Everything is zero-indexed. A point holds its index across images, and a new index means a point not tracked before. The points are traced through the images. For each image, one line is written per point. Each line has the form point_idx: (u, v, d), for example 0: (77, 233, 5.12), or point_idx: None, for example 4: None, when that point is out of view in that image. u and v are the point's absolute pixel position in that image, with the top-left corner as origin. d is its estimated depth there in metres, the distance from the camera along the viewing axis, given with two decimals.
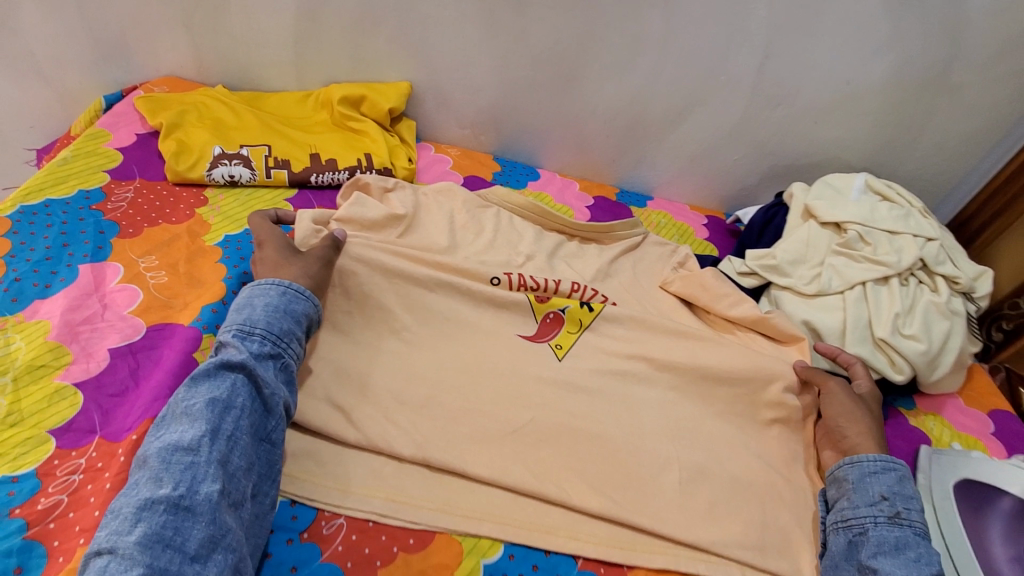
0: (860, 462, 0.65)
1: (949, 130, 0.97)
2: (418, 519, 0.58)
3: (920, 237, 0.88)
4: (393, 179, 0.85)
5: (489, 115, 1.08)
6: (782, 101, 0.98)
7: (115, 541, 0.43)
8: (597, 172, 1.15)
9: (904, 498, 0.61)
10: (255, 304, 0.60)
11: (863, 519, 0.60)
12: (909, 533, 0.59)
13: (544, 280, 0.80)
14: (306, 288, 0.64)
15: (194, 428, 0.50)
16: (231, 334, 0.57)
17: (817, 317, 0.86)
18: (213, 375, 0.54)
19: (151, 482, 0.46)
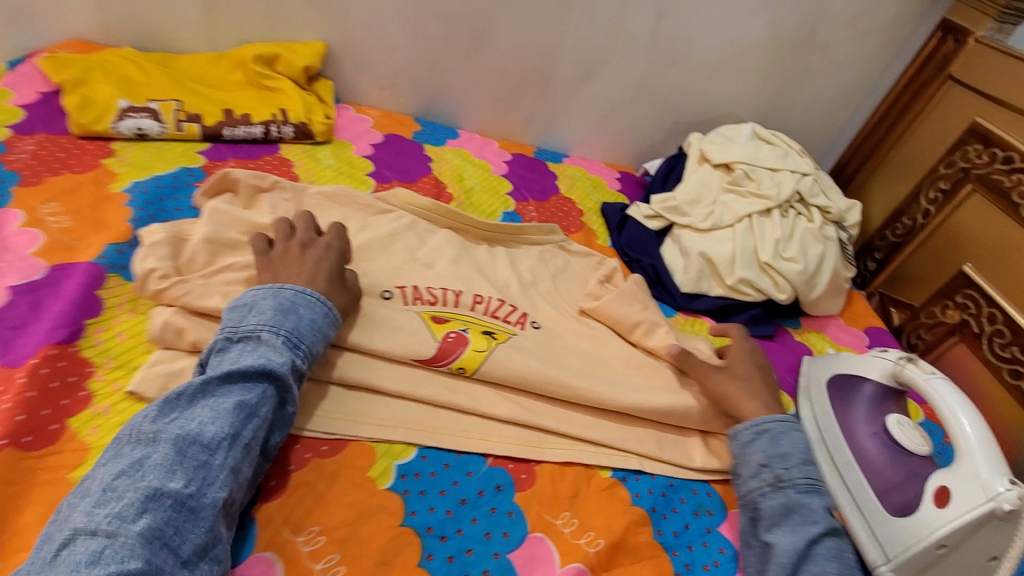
0: (737, 435, 0.63)
1: (823, 86, 1.14)
2: (333, 429, 0.60)
3: (796, 172, 0.98)
4: (269, 178, 0.81)
5: (405, 74, 1.11)
6: (677, 59, 1.09)
7: (115, 526, 0.42)
8: (517, 131, 1.20)
9: (784, 459, 0.59)
10: (301, 314, 0.58)
11: (752, 492, 0.59)
12: (794, 496, 0.57)
13: (443, 293, 0.77)
14: (341, 317, 0.63)
15: (216, 428, 0.49)
16: (276, 340, 0.55)
17: (711, 248, 0.94)
18: (248, 376, 0.52)
19: (163, 473, 0.45)
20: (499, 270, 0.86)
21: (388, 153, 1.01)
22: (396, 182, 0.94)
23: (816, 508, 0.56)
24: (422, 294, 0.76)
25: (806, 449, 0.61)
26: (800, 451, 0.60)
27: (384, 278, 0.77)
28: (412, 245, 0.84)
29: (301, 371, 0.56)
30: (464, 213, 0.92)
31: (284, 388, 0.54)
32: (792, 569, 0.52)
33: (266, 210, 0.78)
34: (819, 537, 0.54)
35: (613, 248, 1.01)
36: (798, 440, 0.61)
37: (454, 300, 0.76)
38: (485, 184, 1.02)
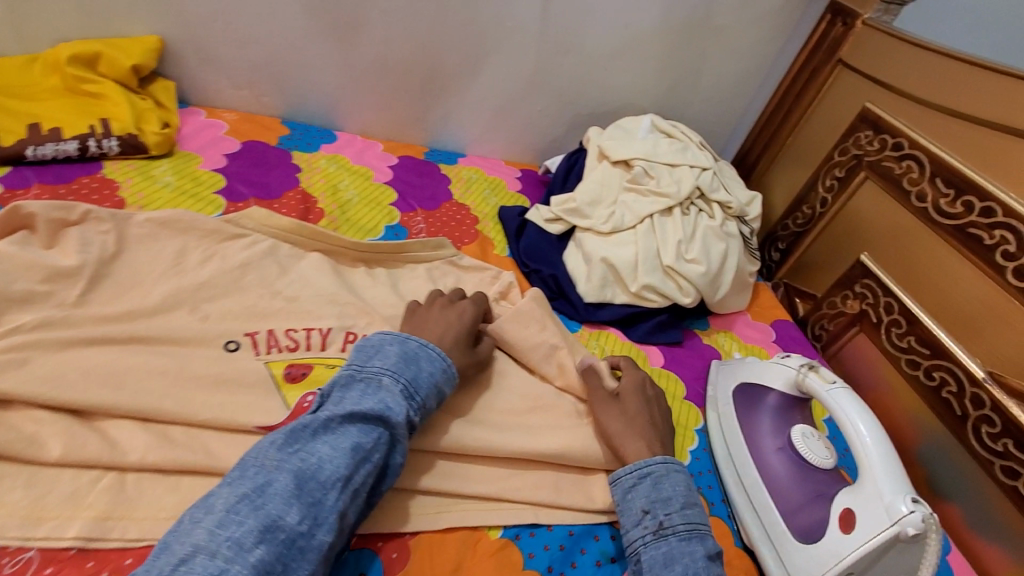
0: (618, 481, 0.59)
1: (720, 72, 1.10)
2: (143, 533, 0.49)
3: (696, 167, 0.93)
4: (79, 209, 0.66)
5: (266, 70, 0.96)
6: (570, 47, 1.02)
7: (234, 553, 0.41)
8: (405, 130, 1.09)
9: (667, 503, 0.55)
10: (422, 367, 0.57)
11: (634, 543, 0.54)
12: (675, 544, 0.53)
13: (304, 335, 0.65)
14: (457, 372, 0.61)
15: (335, 467, 0.48)
16: (395, 388, 0.54)
17: (613, 252, 0.87)
18: (368, 419, 0.51)
19: (284, 503, 0.44)
20: (378, 296, 0.76)
21: (246, 164, 0.87)
22: (252, 200, 0.81)
23: (698, 557, 0.52)
24: (278, 340, 0.64)
25: (688, 490, 0.57)
26: (681, 493, 0.57)
27: (230, 322, 0.65)
28: (271, 274, 0.72)
29: (411, 424, 0.55)
30: (336, 233, 0.80)
31: (394, 437, 0.53)
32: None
33: (74, 249, 0.64)
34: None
35: (512, 257, 0.93)
36: (680, 482, 0.57)
37: (321, 341, 0.66)
38: (364, 195, 0.91)
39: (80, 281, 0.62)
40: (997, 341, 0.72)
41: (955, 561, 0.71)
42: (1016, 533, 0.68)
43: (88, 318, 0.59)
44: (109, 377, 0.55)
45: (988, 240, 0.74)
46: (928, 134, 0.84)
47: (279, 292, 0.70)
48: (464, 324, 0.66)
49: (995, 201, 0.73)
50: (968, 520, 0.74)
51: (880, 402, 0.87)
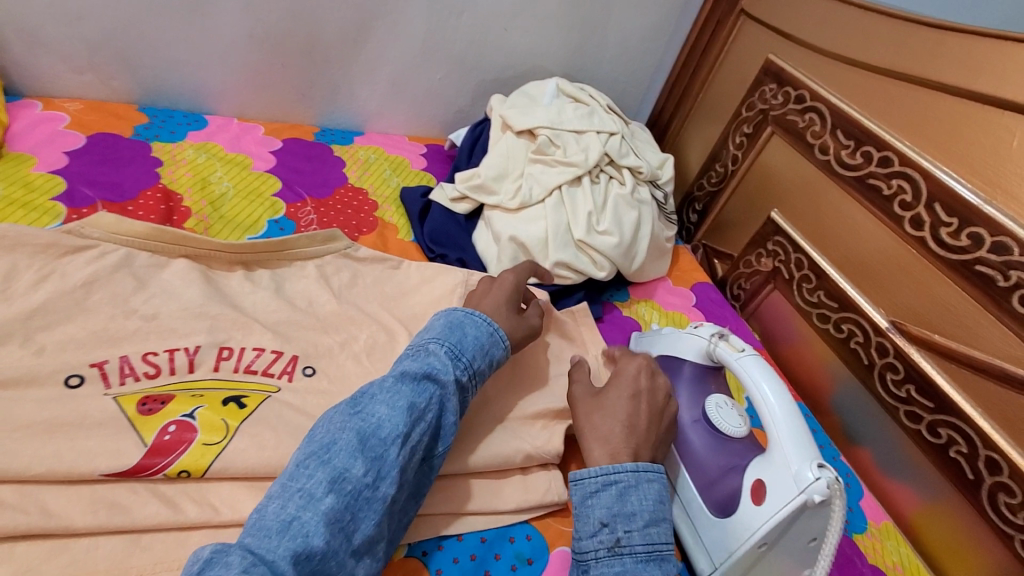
0: (580, 483, 0.54)
1: (627, 29, 1.05)
2: None
3: (602, 132, 0.89)
4: None
5: (111, 50, 0.83)
6: (463, 7, 0.94)
7: (306, 502, 0.42)
8: (292, 111, 0.98)
9: (630, 521, 0.52)
10: (468, 331, 0.57)
11: (585, 555, 0.51)
12: (631, 565, 0.50)
13: (164, 359, 0.58)
14: (507, 336, 0.61)
15: (393, 423, 0.48)
16: (443, 350, 0.54)
17: (522, 229, 0.83)
18: (418, 380, 0.51)
19: (348, 457, 0.45)
20: (260, 303, 0.68)
21: (92, 161, 0.75)
22: (99, 204, 0.70)
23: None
24: (133, 367, 0.56)
25: (658, 507, 0.53)
26: (648, 510, 0.53)
27: (73, 354, 0.55)
28: (125, 291, 0.63)
29: (463, 384, 0.55)
30: (202, 236, 0.71)
31: (447, 395, 0.53)
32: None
33: None
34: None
35: (416, 243, 0.86)
36: (649, 494, 0.54)
37: (187, 364, 0.58)
38: (241, 188, 0.81)
39: None
40: (898, 290, 0.73)
41: (868, 505, 0.73)
42: (921, 475, 0.70)
43: None
44: None
45: (886, 190, 0.73)
46: (827, 84, 0.83)
47: (136, 310, 0.61)
48: (509, 293, 0.66)
49: (892, 150, 0.73)
50: (878, 465, 0.76)
51: (797, 356, 0.88)
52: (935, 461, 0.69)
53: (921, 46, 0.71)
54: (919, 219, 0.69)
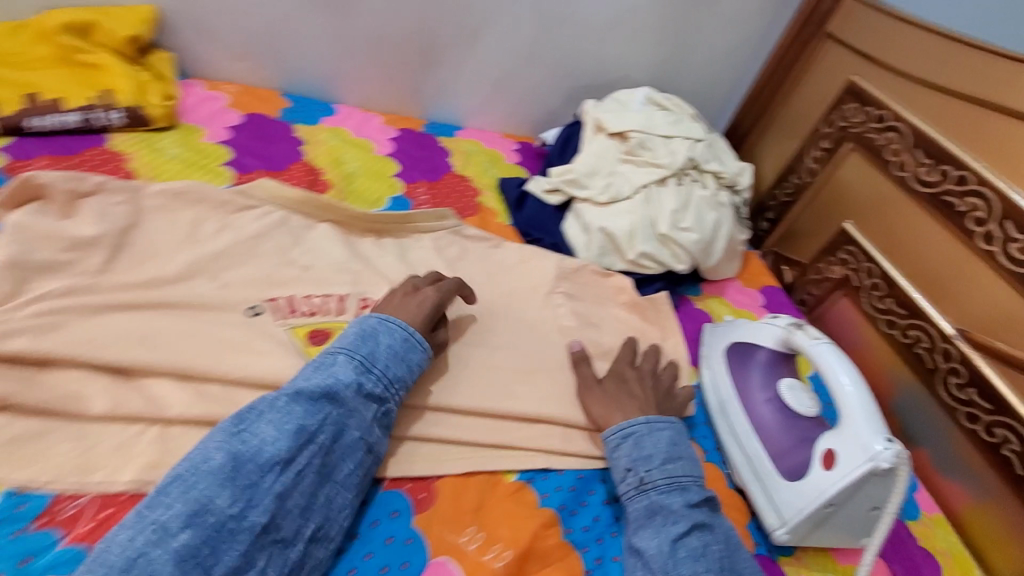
0: (606, 441, 0.64)
1: (714, 45, 1.13)
2: None
3: (689, 139, 0.97)
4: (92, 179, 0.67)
5: (263, 41, 0.95)
6: (567, 19, 1.03)
7: (158, 536, 0.42)
8: (405, 104, 1.10)
9: (648, 461, 0.61)
10: (381, 341, 0.60)
11: (621, 496, 0.61)
12: (656, 498, 0.58)
13: (321, 300, 0.69)
14: (426, 339, 0.63)
15: (276, 447, 0.49)
16: (349, 364, 0.57)
17: (611, 222, 0.91)
18: (314, 398, 0.53)
19: (215, 485, 0.46)
20: (387, 265, 0.79)
21: (250, 137, 0.88)
22: (260, 172, 0.83)
23: (678, 505, 0.57)
24: (297, 305, 0.68)
25: (671, 447, 0.62)
26: (662, 451, 0.61)
27: (251, 292, 0.67)
28: (284, 244, 0.75)
29: (370, 397, 0.56)
30: (343, 204, 0.83)
31: (346, 413, 0.54)
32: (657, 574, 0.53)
33: (83, 223, 0.65)
34: (680, 536, 0.55)
35: (513, 227, 0.96)
36: (662, 438, 0.62)
37: (336, 308, 0.69)
38: (367, 168, 0.92)
39: (103, 249, 0.64)
40: (967, 301, 0.78)
41: (920, 497, 0.78)
42: (975, 473, 0.75)
43: (110, 289, 0.60)
44: (139, 342, 0.57)
45: (960, 207, 0.79)
46: (909, 106, 0.89)
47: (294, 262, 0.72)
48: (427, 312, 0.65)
49: (968, 170, 0.78)
50: (934, 462, 0.81)
51: (859, 359, 0.93)
52: (990, 460, 0.73)
53: (1001, 75, 0.76)
54: (991, 234, 0.75)
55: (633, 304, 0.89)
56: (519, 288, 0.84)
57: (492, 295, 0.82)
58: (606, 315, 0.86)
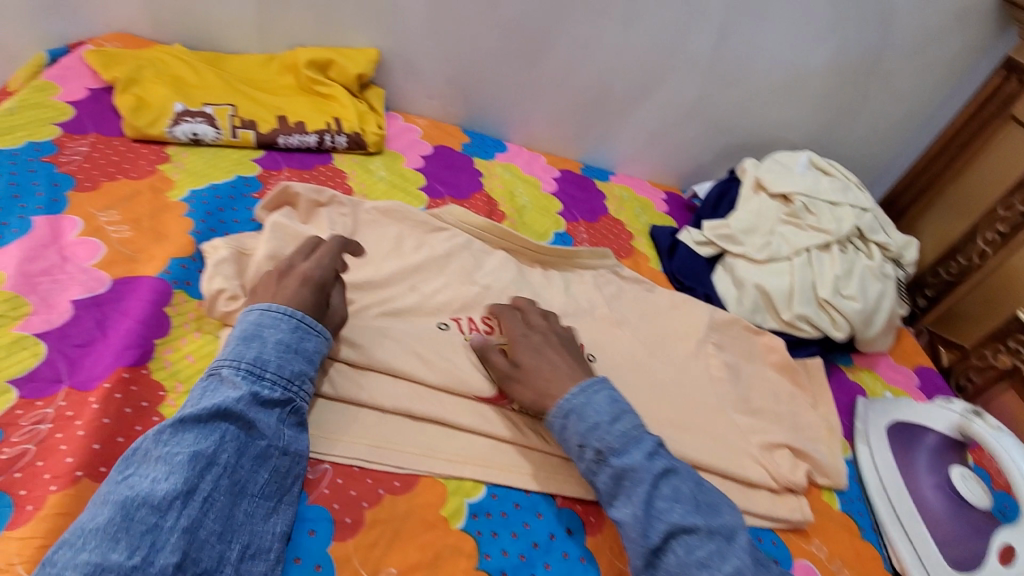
0: (551, 425, 0.62)
1: (881, 116, 1.12)
2: (403, 463, 0.59)
3: (857, 208, 0.97)
4: (328, 192, 0.79)
5: (456, 83, 1.07)
6: (736, 82, 1.07)
7: None
8: (564, 147, 1.17)
9: (596, 430, 0.60)
10: (265, 338, 0.55)
11: (585, 473, 0.61)
12: (616, 463, 0.58)
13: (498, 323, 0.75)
14: (317, 321, 0.59)
15: (170, 483, 0.46)
16: (234, 373, 0.53)
17: (768, 280, 0.93)
18: (203, 421, 0.50)
19: (105, 542, 0.42)
20: (554, 296, 0.85)
21: (439, 166, 0.99)
22: (448, 198, 0.93)
23: (640, 464, 0.58)
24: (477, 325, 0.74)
25: (612, 408, 0.61)
26: (604, 417, 0.61)
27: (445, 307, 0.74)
28: (467, 264, 0.83)
29: (270, 402, 0.53)
30: (518, 234, 0.91)
31: (246, 426, 0.51)
32: (644, 534, 0.56)
33: (319, 229, 0.76)
34: (652, 493, 0.57)
35: (664, 273, 0.99)
36: (601, 400, 0.62)
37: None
38: (535, 203, 1.00)
39: None
40: None
41: None
42: None
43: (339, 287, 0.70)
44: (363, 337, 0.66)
45: None
46: None
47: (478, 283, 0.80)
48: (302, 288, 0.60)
49: None
50: None
51: None
52: None
53: None
54: None
55: (783, 365, 0.88)
56: (671, 333, 0.87)
57: (646, 336, 0.85)
58: (755, 372, 0.87)
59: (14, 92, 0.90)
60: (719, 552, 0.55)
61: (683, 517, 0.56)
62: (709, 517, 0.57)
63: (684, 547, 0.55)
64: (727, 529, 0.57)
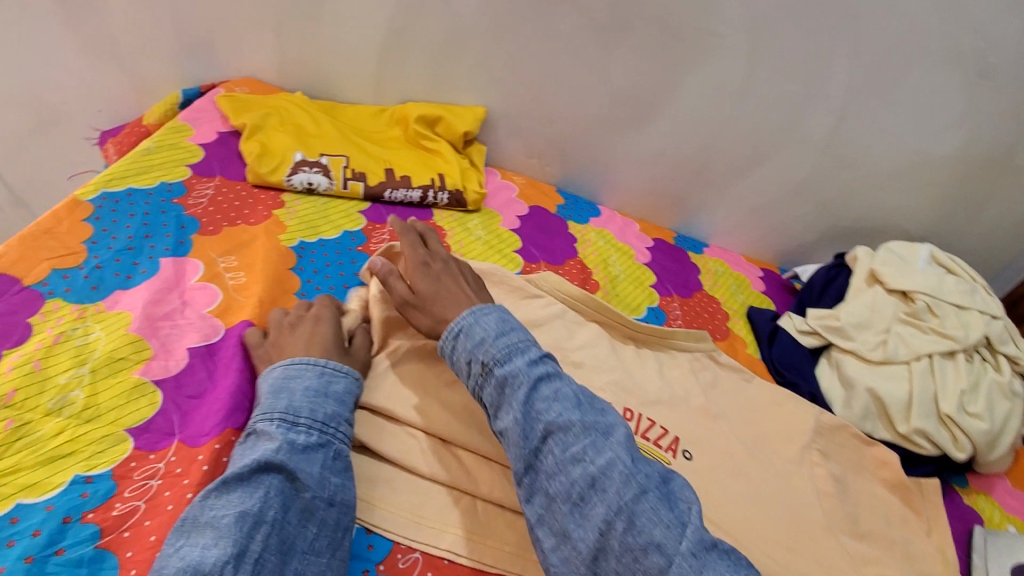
0: (442, 350, 0.59)
1: (1010, 211, 1.03)
2: (493, 561, 0.56)
3: (986, 314, 0.89)
4: None
5: (556, 146, 1.07)
6: (852, 164, 1.01)
7: None
8: (658, 215, 1.14)
9: (482, 344, 0.56)
10: (295, 388, 0.56)
11: (474, 393, 0.57)
12: (500, 373, 0.54)
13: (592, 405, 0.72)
14: (342, 364, 0.60)
15: (219, 547, 0.44)
16: (270, 425, 0.53)
17: (883, 385, 0.85)
18: (247, 478, 0.48)
19: None
20: (647, 378, 0.80)
21: (534, 228, 0.98)
22: (542, 264, 0.92)
23: (520, 370, 0.54)
24: None
25: (499, 324, 0.58)
26: (491, 332, 0.57)
27: None
28: (561, 336, 0.81)
29: (309, 449, 0.52)
30: (612, 307, 0.88)
31: (290, 479, 0.50)
32: (525, 440, 0.51)
33: None
34: (530, 396, 0.53)
35: (762, 361, 0.94)
36: (488, 318, 0.58)
37: None
38: (629, 274, 0.97)
39: None
40: None
41: None
42: None
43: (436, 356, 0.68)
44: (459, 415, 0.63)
45: None
46: None
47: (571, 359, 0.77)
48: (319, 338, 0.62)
49: None
50: None
51: None
52: None
53: None
54: None
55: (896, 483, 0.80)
56: (771, 433, 0.80)
57: (744, 433, 0.79)
58: (864, 487, 0.79)
59: (151, 128, 0.97)
60: (594, 446, 0.51)
61: (561, 416, 0.52)
62: (589, 415, 0.53)
63: (561, 445, 0.51)
64: (606, 426, 0.53)
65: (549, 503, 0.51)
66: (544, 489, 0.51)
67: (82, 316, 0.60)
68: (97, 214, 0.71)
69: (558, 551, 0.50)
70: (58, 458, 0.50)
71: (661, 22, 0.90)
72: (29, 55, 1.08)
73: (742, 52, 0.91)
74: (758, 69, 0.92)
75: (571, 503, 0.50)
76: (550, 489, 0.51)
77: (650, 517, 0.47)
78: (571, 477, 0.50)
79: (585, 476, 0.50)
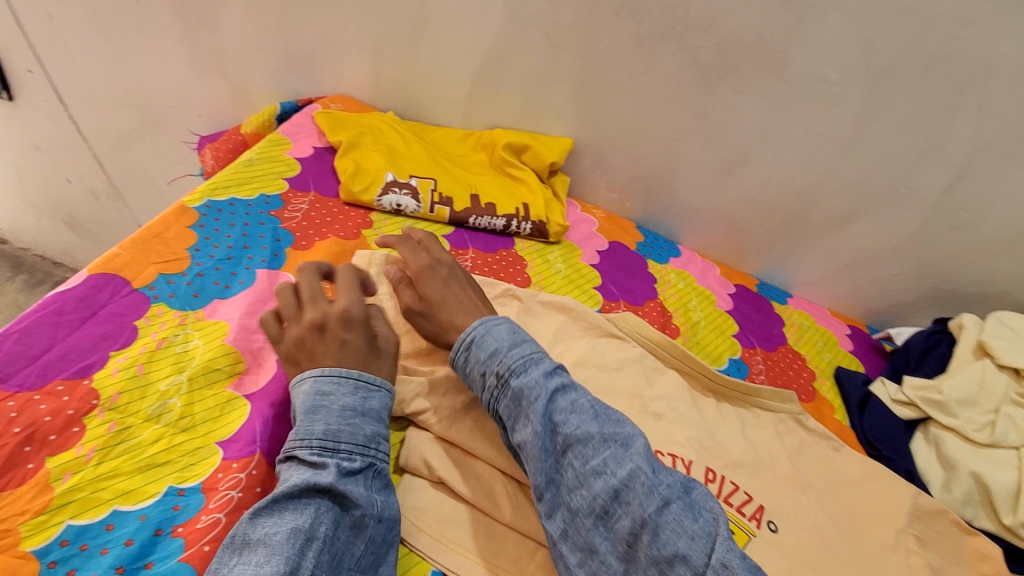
0: (456, 363, 0.60)
1: None
2: None
3: None
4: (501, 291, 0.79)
5: (639, 183, 1.05)
6: (963, 225, 0.93)
7: None
8: (739, 259, 1.10)
9: (495, 356, 0.57)
10: (334, 405, 0.52)
11: (488, 405, 0.56)
12: (513, 384, 0.54)
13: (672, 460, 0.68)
14: (379, 377, 0.56)
15: (273, 567, 0.42)
16: (314, 445, 0.49)
17: (989, 470, 0.76)
18: (296, 498, 0.46)
19: None
20: (729, 436, 0.76)
21: (614, 265, 0.96)
22: (622, 303, 0.89)
23: (535, 382, 0.54)
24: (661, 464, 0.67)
25: (511, 334, 0.58)
26: (505, 342, 0.57)
27: None
28: (638, 382, 0.77)
29: (355, 472, 0.49)
30: (693, 356, 0.84)
31: (338, 499, 0.47)
32: (544, 454, 0.50)
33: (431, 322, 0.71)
34: (547, 409, 0.52)
35: (852, 429, 0.88)
36: (500, 330, 0.59)
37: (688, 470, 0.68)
38: (710, 320, 0.93)
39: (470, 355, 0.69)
40: None
41: None
42: None
43: None
44: None
45: None
46: None
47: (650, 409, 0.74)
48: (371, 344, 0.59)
49: None
50: None
51: None
52: None
53: None
54: None
55: None
56: (864, 512, 0.74)
57: (833, 508, 0.73)
58: None
59: (248, 138, 1.01)
60: (614, 457, 0.49)
61: (579, 428, 0.51)
62: (606, 426, 0.51)
63: (580, 458, 0.49)
64: (625, 436, 0.51)
65: (572, 518, 0.49)
66: (567, 503, 0.50)
67: (183, 323, 0.62)
68: (201, 222, 0.74)
69: (584, 567, 0.47)
70: (154, 466, 0.50)
71: (769, 64, 0.86)
72: (146, 62, 1.15)
73: (853, 101, 0.86)
74: (867, 119, 0.88)
75: (595, 516, 0.47)
76: (572, 504, 0.49)
77: (674, 529, 0.45)
78: (593, 491, 0.48)
79: (607, 489, 0.47)
